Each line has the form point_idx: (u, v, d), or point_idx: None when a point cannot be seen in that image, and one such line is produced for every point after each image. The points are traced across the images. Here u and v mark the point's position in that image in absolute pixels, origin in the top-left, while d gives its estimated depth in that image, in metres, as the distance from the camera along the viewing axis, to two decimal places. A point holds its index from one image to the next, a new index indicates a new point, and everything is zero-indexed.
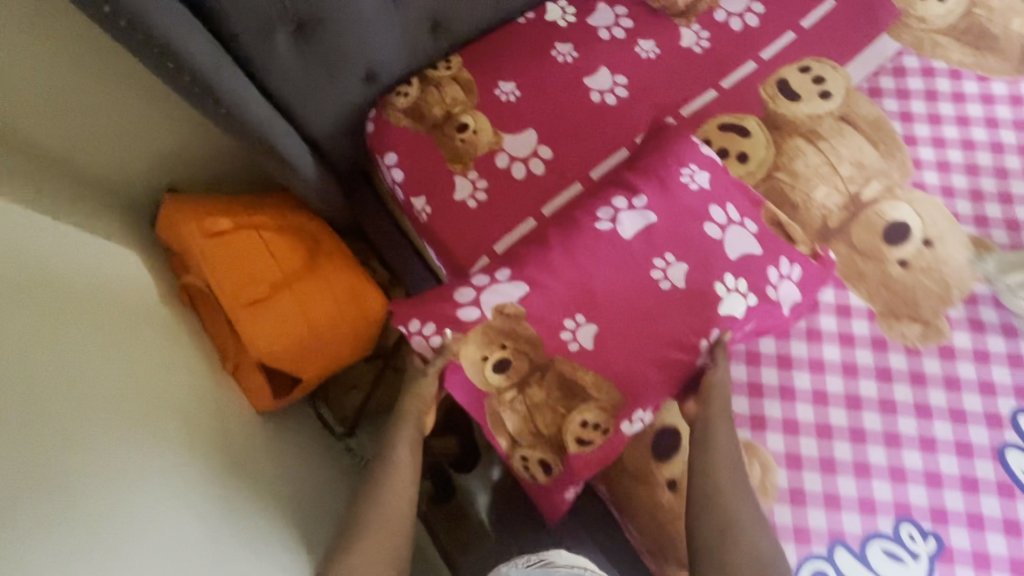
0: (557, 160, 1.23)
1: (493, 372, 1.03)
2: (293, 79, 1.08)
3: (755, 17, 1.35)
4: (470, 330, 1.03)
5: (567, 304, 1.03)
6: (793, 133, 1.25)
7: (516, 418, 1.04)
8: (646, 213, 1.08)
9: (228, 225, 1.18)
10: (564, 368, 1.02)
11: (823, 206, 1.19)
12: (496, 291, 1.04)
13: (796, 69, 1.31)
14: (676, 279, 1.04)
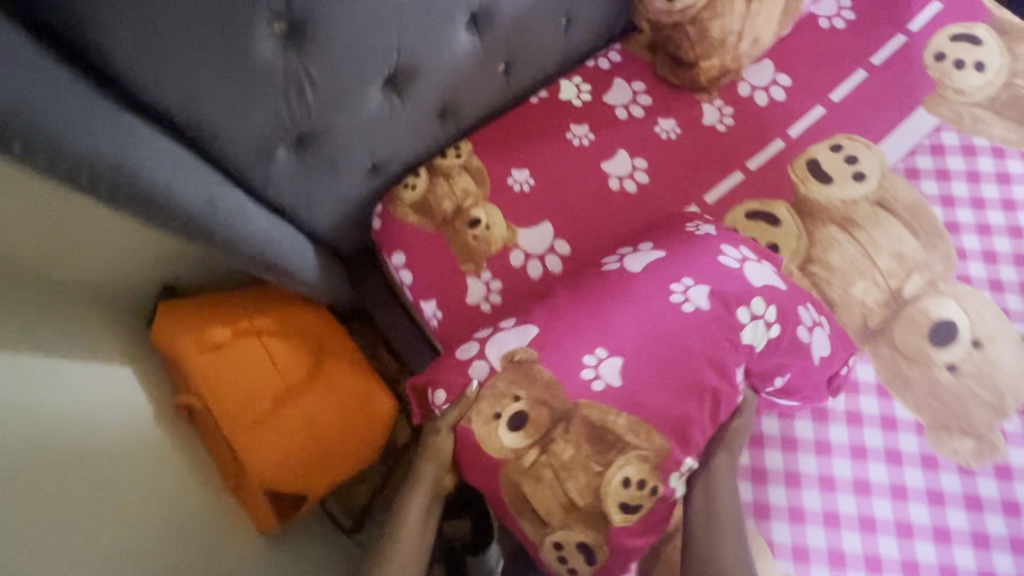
0: (576, 256, 1.15)
1: (509, 431, 0.93)
2: (292, 188, 0.99)
3: (781, 91, 1.27)
4: (480, 389, 0.96)
5: (587, 340, 0.94)
6: (826, 221, 1.17)
7: (542, 491, 0.91)
8: (655, 251, 1.03)
9: (221, 342, 1.12)
10: (591, 413, 0.91)
11: (862, 302, 1.11)
12: (502, 339, 0.98)
13: (827, 147, 1.23)
14: (699, 299, 0.95)
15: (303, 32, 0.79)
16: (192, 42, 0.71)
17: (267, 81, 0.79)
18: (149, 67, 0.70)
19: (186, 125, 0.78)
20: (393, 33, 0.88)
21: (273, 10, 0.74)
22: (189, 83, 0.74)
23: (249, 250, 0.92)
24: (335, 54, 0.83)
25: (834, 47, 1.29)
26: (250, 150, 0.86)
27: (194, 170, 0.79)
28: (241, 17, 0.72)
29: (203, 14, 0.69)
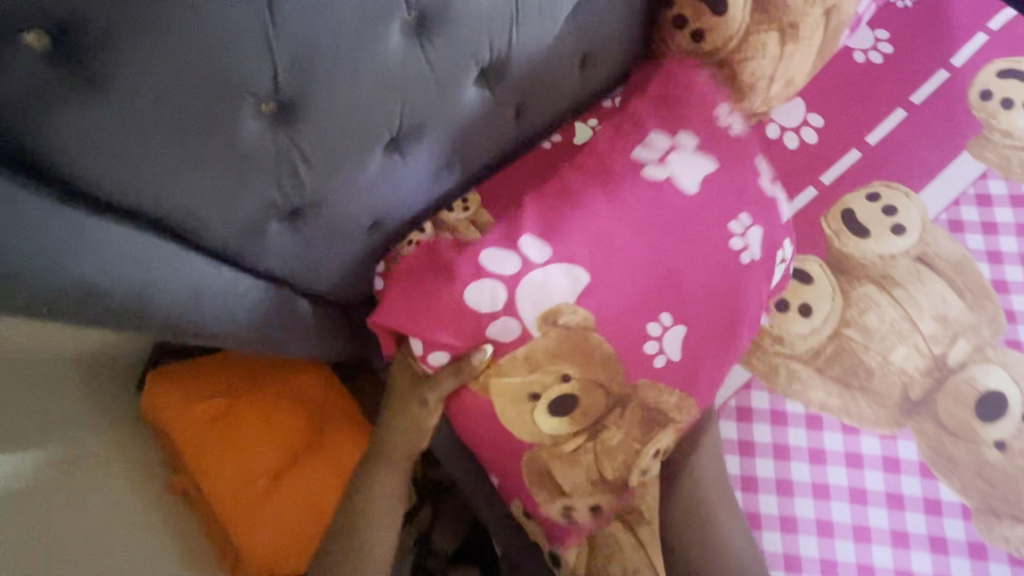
0: None
1: (549, 413, 0.86)
2: (289, 258, 0.86)
3: (813, 132, 1.17)
4: (509, 356, 0.84)
5: (648, 302, 0.86)
6: (862, 279, 1.08)
7: (575, 469, 0.88)
8: (701, 156, 0.91)
9: (209, 421, 1.06)
10: (647, 396, 0.89)
11: (904, 371, 1.03)
12: (533, 283, 0.82)
13: (863, 196, 1.14)
14: (755, 243, 0.91)
15: (293, 108, 0.69)
16: (163, 131, 0.62)
17: (252, 161, 0.70)
18: (113, 162, 0.62)
19: (159, 216, 0.69)
20: (393, 98, 0.76)
21: (256, 90, 0.64)
22: (161, 173, 0.65)
23: (230, 326, 0.86)
24: (328, 127, 0.73)
25: (870, 83, 1.19)
26: (235, 230, 0.76)
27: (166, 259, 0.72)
28: (217, 100, 0.63)
29: (172, 101, 0.60)
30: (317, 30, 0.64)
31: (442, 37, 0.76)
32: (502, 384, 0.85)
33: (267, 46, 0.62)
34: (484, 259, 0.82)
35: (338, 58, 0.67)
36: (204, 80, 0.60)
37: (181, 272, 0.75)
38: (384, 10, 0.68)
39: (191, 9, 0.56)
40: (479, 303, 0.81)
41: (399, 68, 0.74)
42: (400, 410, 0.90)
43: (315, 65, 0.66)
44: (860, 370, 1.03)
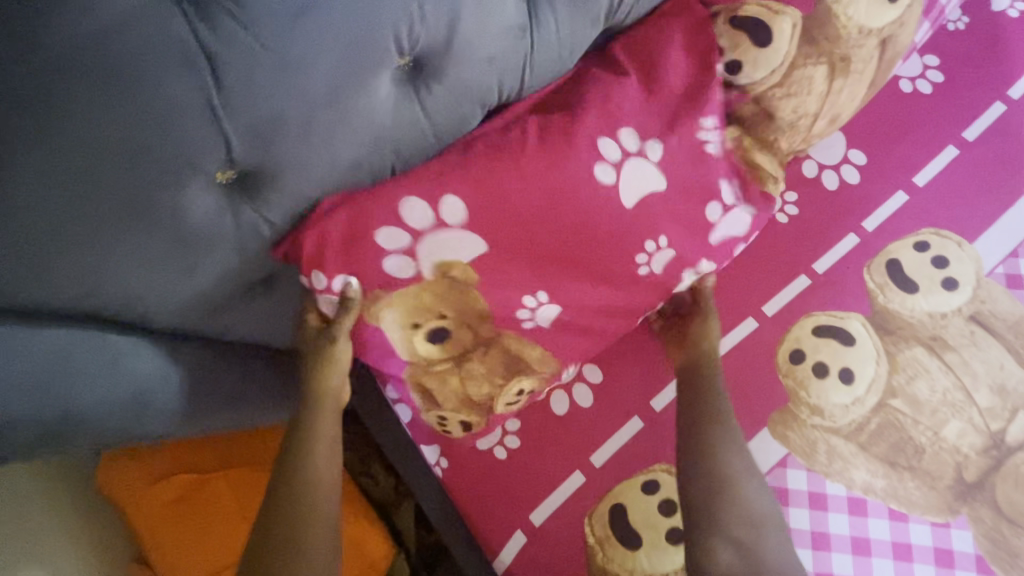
0: (608, 386, 0.94)
1: (424, 344, 0.70)
2: (257, 325, 0.73)
3: (854, 170, 1.05)
4: (400, 291, 0.67)
5: (527, 282, 0.71)
6: (910, 340, 0.97)
7: (443, 390, 0.74)
8: (656, 178, 0.74)
9: (173, 502, 0.93)
10: (510, 344, 0.74)
11: (957, 449, 0.92)
12: (441, 245, 0.66)
13: (910, 246, 1.02)
14: (657, 266, 0.76)
15: (258, 180, 0.57)
16: (95, 223, 0.53)
17: (210, 241, 0.58)
18: (36, 259, 0.54)
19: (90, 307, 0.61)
20: (385, 156, 0.63)
21: (205, 164, 0.53)
22: (96, 262, 0.55)
23: (201, 419, 0.75)
24: (302, 194, 0.60)
25: (917, 116, 1.07)
26: (193, 310, 0.65)
27: (95, 348, 0.64)
28: (158, 179, 0.52)
29: (98, 181, 0.51)
30: (278, 93, 0.52)
31: (444, 86, 0.62)
32: (388, 311, 0.68)
33: (212, 119, 0.51)
34: (405, 207, 0.64)
35: (311, 122, 0.55)
36: (136, 157, 0.51)
37: (120, 363, 0.66)
38: (367, 64, 0.55)
39: (111, 81, 0.47)
40: (390, 245, 0.64)
41: (390, 124, 0.61)
42: (327, 353, 0.70)
43: (281, 133, 0.54)
44: (908, 448, 0.92)
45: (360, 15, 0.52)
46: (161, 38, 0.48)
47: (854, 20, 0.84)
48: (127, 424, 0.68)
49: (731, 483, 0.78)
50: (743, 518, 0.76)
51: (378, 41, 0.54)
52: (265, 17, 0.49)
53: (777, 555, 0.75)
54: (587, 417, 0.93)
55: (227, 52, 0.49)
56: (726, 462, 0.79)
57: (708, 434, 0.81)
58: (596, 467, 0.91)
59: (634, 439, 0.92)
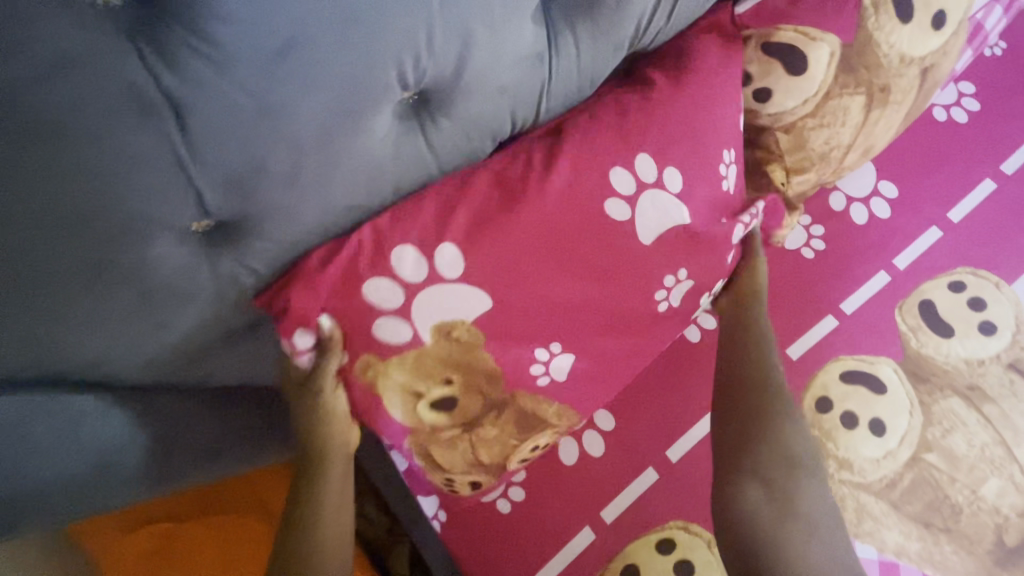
0: (622, 434, 0.86)
1: (428, 411, 0.63)
2: (235, 373, 0.65)
3: (884, 204, 0.98)
4: (396, 356, 0.59)
5: (537, 332, 0.64)
6: (946, 389, 0.90)
7: (451, 455, 0.68)
8: (674, 201, 0.67)
9: (144, 555, 0.86)
10: (525, 403, 0.67)
11: (997, 510, 0.85)
12: (440, 297, 0.59)
13: (945, 286, 0.95)
14: (675, 301, 0.71)
15: (238, 228, 0.51)
16: (46, 283, 0.46)
17: (184, 301, 0.52)
18: None
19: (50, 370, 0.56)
20: (385, 195, 0.57)
21: (175, 218, 0.47)
22: (48, 326, 0.49)
23: (176, 483, 0.68)
24: (291, 240, 0.54)
25: (951, 147, 1.01)
26: (166, 364, 0.59)
27: (57, 413, 0.58)
28: (118, 239, 0.46)
29: (48, 243, 0.44)
30: (260, 140, 0.45)
31: (453, 120, 0.55)
32: (384, 379, 0.60)
33: (181, 170, 0.44)
34: (397, 259, 0.57)
35: (300, 168, 0.48)
36: (92, 217, 0.44)
37: (81, 424, 0.60)
38: (364, 105, 0.48)
39: (55, 133, 0.40)
40: (379, 297, 0.57)
41: (391, 163, 0.54)
42: (321, 411, 0.61)
43: (264, 182, 0.47)
44: (944, 507, 0.85)
45: (355, 52, 0.45)
46: (115, 85, 0.40)
47: (896, 48, 0.77)
48: (91, 493, 0.63)
49: (766, 426, 0.71)
50: (775, 462, 0.69)
51: (378, 79, 0.47)
52: (240, 58, 0.41)
53: (814, 509, 0.67)
54: (596, 466, 0.85)
55: (196, 99, 0.42)
56: (762, 406, 0.73)
57: (746, 379, 0.75)
58: (607, 524, 0.84)
59: (647, 494, 0.84)
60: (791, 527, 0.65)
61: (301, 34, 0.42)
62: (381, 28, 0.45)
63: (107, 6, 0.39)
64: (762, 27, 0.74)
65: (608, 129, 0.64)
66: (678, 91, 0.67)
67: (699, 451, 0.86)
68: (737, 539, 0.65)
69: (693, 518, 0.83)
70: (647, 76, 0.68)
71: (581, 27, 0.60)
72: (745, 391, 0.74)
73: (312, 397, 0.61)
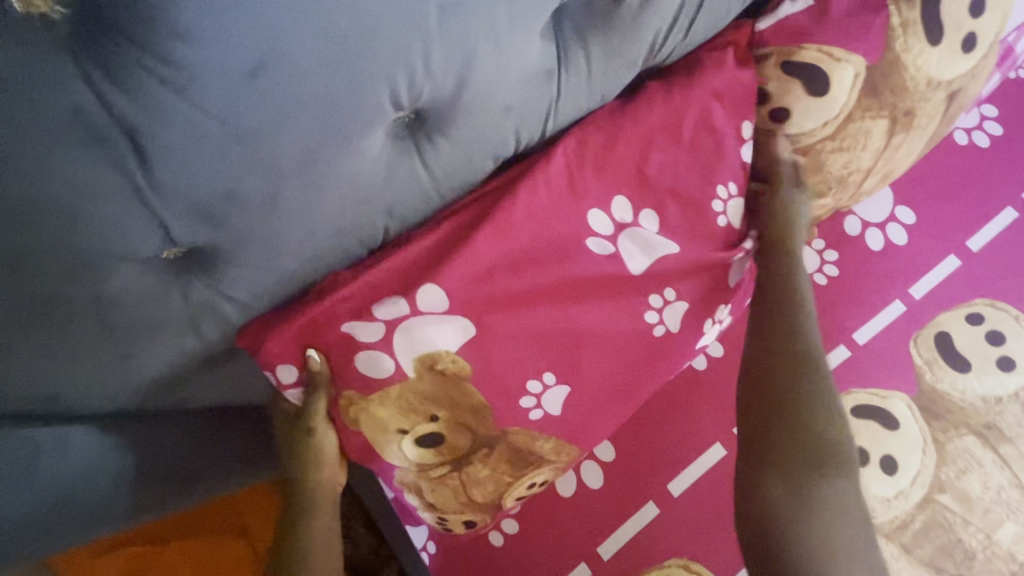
0: (621, 465, 0.82)
1: (413, 448, 0.59)
2: (207, 393, 0.61)
3: (902, 229, 0.94)
4: (378, 392, 0.56)
5: (536, 367, 0.60)
6: (961, 426, 0.86)
7: (441, 493, 0.64)
8: (658, 241, 0.64)
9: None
10: (517, 440, 0.63)
11: (1012, 556, 0.82)
12: (426, 335, 0.55)
13: (963, 318, 0.91)
14: (673, 324, 0.66)
15: (211, 254, 0.47)
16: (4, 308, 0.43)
17: (152, 328, 0.50)
18: None
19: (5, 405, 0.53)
20: (377, 218, 0.53)
21: (137, 248, 0.43)
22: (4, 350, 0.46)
23: (144, 517, 0.64)
24: (270, 267, 0.50)
25: (972, 172, 0.97)
26: (134, 386, 0.55)
27: (12, 446, 0.56)
28: (73, 272, 0.42)
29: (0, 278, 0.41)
30: (231, 166, 0.40)
31: (450, 140, 0.51)
32: (367, 414, 0.57)
33: (141, 200, 0.40)
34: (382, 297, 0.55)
35: (279, 194, 0.44)
36: (41, 251, 0.40)
37: (42, 455, 0.57)
38: (350, 127, 0.44)
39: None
40: (359, 335, 0.54)
41: (382, 185, 0.50)
42: (308, 441, 0.59)
43: (238, 209, 0.43)
44: (957, 552, 0.81)
45: (339, 74, 0.40)
46: (56, 110, 0.35)
47: (924, 71, 0.72)
48: (46, 533, 0.58)
49: (795, 407, 0.60)
50: (802, 451, 0.58)
51: (367, 100, 0.43)
52: (206, 79, 0.36)
53: (844, 510, 0.57)
54: (592, 498, 0.81)
55: (153, 124, 0.37)
56: (795, 383, 0.61)
57: (780, 348, 0.63)
58: (603, 560, 0.79)
59: (647, 529, 0.80)
60: (812, 531, 0.55)
61: (279, 53, 0.38)
62: (369, 50, 0.40)
63: (44, 17, 0.33)
64: (783, 43, 0.68)
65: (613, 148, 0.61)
66: (685, 108, 0.63)
67: (701, 483, 0.81)
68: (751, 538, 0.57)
69: (694, 556, 0.79)
70: (658, 93, 0.63)
71: (594, 41, 0.55)
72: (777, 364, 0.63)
73: (297, 435, 0.59)
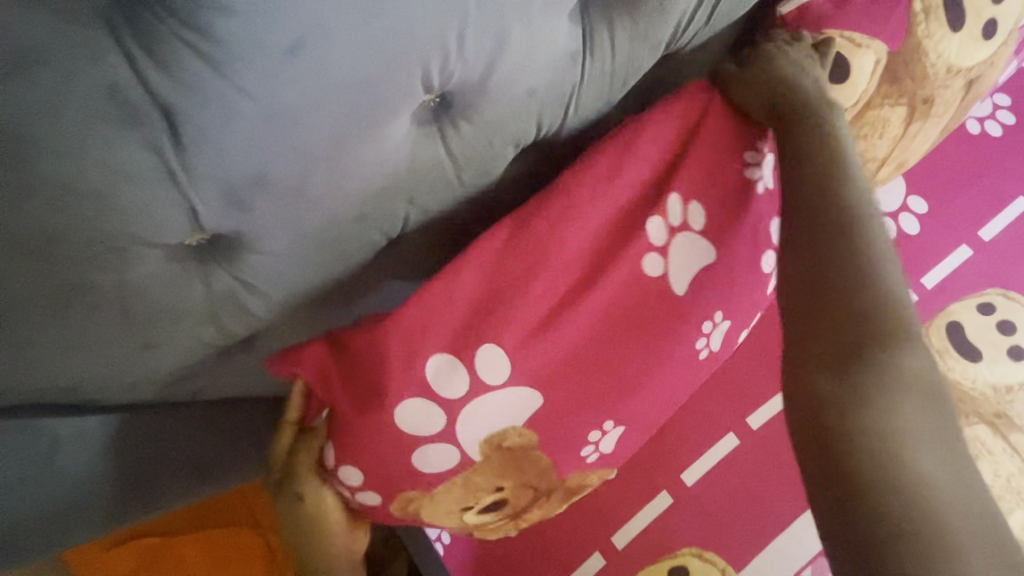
0: (635, 454, 0.81)
1: (476, 515, 0.62)
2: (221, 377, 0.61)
3: (915, 219, 0.93)
4: (448, 481, 0.57)
5: (590, 397, 0.59)
6: (973, 415, 0.86)
7: (492, 531, 0.68)
8: (700, 247, 0.62)
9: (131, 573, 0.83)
10: (573, 482, 0.65)
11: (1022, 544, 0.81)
12: (490, 402, 0.55)
13: (974, 307, 0.91)
14: (711, 344, 0.64)
15: (235, 242, 0.46)
16: (25, 292, 0.42)
17: (172, 317, 0.49)
18: None
19: (25, 397, 0.53)
20: (398, 205, 0.52)
21: (162, 234, 0.42)
22: (15, 336, 0.45)
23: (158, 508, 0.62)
24: (293, 254, 0.49)
25: (986, 161, 0.97)
26: (150, 376, 0.54)
27: (28, 437, 0.55)
28: (99, 257, 0.42)
29: (23, 262, 0.41)
30: (260, 146, 0.39)
31: (474, 125, 0.50)
32: (431, 505, 0.59)
33: (171, 182, 0.39)
34: (435, 364, 0.53)
35: (308, 178, 0.43)
36: (65, 233, 0.40)
37: (62, 444, 0.56)
38: (381, 113, 0.43)
39: (21, 138, 0.35)
40: (420, 406, 0.53)
41: (407, 171, 0.49)
42: (308, 500, 0.57)
43: (267, 193, 0.42)
44: None
45: (376, 56, 0.39)
46: (83, 90, 0.34)
47: (944, 58, 0.72)
48: (65, 524, 0.58)
49: (859, 327, 0.49)
50: (862, 333, 0.49)
51: (402, 81, 0.42)
52: (241, 58, 0.35)
53: (916, 399, 0.47)
54: (606, 488, 0.81)
55: (186, 104, 0.36)
56: (847, 260, 0.52)
57: (819, 228, 0.55)
58: (618, 550, 0.79)
59: (663, 519, 0.79)
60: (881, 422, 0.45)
61: (318, 31, 0.37)
62: (407, 29, 0.39)
63: None
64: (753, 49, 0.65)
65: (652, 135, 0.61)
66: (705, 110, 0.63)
67: (715, 474, 0.80)
68: (806, 437, 0.47)
69: (708, 546, 0.79)
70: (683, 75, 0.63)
71: (618, 23, 0.55)
72: (819, 242, 0.54)
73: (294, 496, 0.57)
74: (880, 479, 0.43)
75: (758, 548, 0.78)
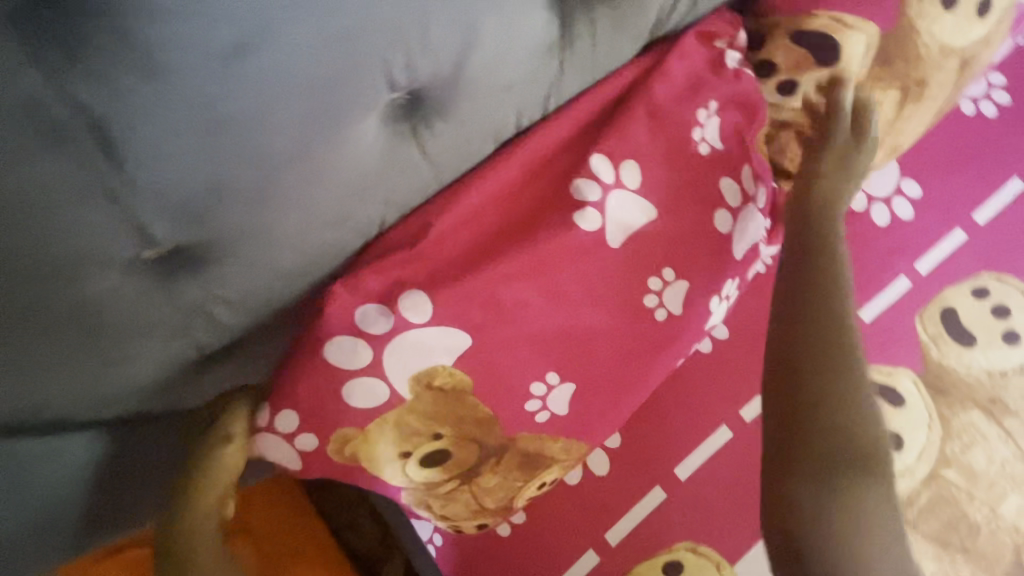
0: (627, 449, 0.80)
1: (419, 471, 0.58)
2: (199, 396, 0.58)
3: (908, 204, 0.91)
4: (377, 418, 0.54)
5: (538, 354, 0.57)
6: (967, 400, 0.85)
7: (451, 506, 0.63)
8: (637, 204, 0.59)
9: None
10: (527, 445, 0.61)
11: (1016, 528, 0.81)
12: (415, 352, 0.53)
13: (968, 292, 0.90)
14: (673, 306, 0.61)
15: (197, 255, 0.44)
16: None
17: (139, 333, 0.47)
18: None
19: None
20: (372, 208, 0.50)
21: (116, 249, 0.40)
22: None
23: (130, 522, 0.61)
24: (263, 264, 0.47)
25: (981, 143, 0.95)
26: (120, 393, 0.52)
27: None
28: (52, 275, 0.40)
29: None
30: (211, 156, 0.38)
31: (449, 123, 0.48)
32: (364, 451, 0.55)
33: (109, 195, 0.37)
34: (359, 312, 0.52)
35: (268, 187, 0.41)
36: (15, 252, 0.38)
37: (30, 467, 0.54)
38: (342, 117, 0.41)
39: None
40: (341, 359, 0.52)
41: (379, 172, 0.47)
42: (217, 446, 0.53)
43: (224, 204, 0.40)
44: (962, 525, 0.81)
45: (328, 57, 0.38)
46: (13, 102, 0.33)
47: (937, 39, 0.70)
48: (37, 543, 0.57)
49: (836, 398, 0.55)
50: (836, 406, 0.54)
51: (363, 80, 0.40)
52: (179, 68, 0.34)
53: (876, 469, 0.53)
54: (599, 485, 0.80)
55: (123, 115, 0.34)
56: (830, 331, 0.57)
57: (807, 296, 0.59)
58: (611, 547, 0.78)
59: (657, 514, 0.79)
60: (873, 487, 0.52)
61: (262, 34, 0.35)
62: (361, 27, 0.38)
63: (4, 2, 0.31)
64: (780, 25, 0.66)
65: (640, 127, 0.59)
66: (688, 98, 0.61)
67: (709, 468, 0.79)
68: (774, 496, 0.54)
69: (703, 539, 0.78)
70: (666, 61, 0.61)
71: (598, 11, 0.52)
72: (807, 312, 0.58)
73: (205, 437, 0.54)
74: (833, 543, 0.50)
75: (753, 541, 0.78)
